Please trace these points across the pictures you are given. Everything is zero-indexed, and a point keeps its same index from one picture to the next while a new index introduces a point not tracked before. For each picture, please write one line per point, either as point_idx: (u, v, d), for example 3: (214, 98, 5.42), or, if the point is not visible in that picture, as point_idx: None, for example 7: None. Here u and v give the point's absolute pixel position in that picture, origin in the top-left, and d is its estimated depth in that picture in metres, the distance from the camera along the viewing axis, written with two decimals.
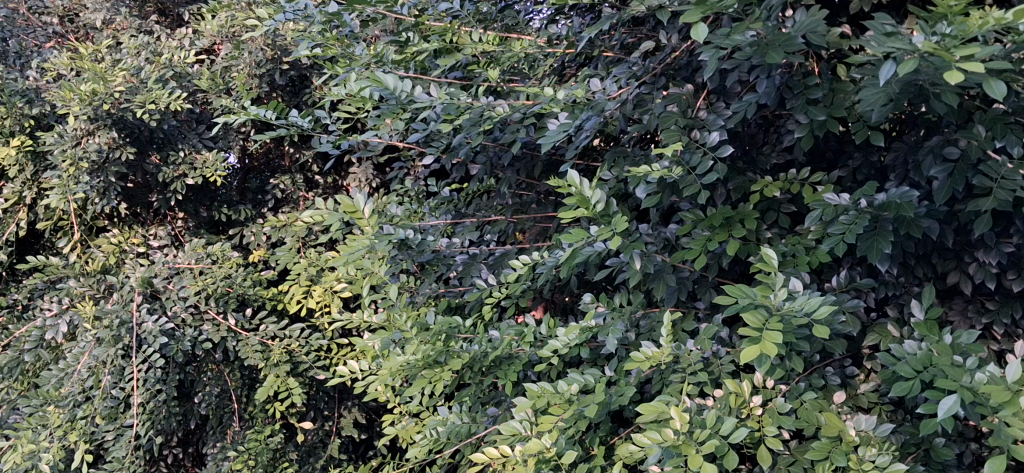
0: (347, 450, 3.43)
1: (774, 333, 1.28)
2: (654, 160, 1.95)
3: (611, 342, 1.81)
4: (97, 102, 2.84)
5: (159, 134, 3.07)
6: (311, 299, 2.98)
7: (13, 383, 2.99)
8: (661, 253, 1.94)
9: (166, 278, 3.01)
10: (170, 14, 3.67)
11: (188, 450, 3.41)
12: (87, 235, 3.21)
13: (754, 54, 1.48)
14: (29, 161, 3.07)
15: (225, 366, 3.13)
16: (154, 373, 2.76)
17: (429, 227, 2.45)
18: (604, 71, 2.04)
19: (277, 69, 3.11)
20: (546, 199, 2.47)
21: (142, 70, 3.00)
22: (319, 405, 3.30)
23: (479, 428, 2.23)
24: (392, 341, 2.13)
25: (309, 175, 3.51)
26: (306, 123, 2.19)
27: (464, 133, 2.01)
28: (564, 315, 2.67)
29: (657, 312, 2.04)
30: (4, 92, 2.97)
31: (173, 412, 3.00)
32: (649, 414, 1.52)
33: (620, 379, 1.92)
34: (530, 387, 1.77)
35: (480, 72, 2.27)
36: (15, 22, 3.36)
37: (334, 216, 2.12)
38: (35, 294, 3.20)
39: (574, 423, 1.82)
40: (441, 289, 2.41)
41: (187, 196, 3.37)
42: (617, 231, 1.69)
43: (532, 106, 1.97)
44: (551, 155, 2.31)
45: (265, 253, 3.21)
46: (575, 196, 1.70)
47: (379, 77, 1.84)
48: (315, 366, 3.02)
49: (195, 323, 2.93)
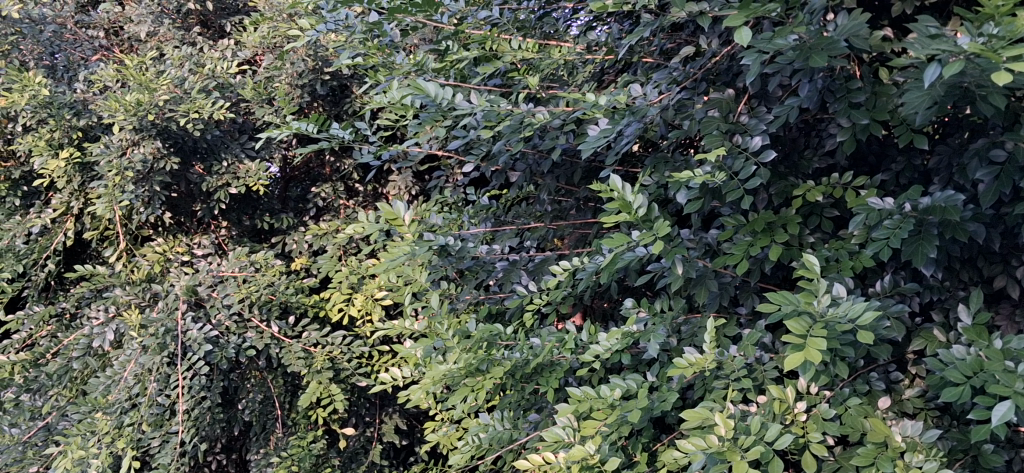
0: (388, 456, 3.45)
1: (819, 339, 1.27)
2: (695, 165, 1.94)
3: (654, 348, 1.81)
4: (142, 112, 2.88)
5: (203, 144, 3.12)
6: (353, 306, 3.00)
7: (63, 390, 3.05)
8: (702, 258, 1.93)
9: (210, 286, 3.05)
10: (212, 26, 3.70)
11: (232, 456, 3.45)
12: (132, 244, 3.27)
13: (797, 58, 1.47)
14: (77, 172, 3.14)
15: (268, 373, 3.17)
16: (199, 380, 2.79)
17: (470, 234, 2.46)
18: (644, 76, 2.04)
19: (319, 80, 3.14)
20: (586, 205, 2.45)
21: (186, 81, 3.05)
22: (360, 411, 3.32)
23: (520, 435, 2.23)
24: (434, 348, 2.14)
25: (350, 184, 3.52)
26: (348, 133, 2.20)
27: (505, 139, 2.02)
28: (604, 321, 2.67)
29: (698, 317, 2.03)
30: (52, 105, 3.01)
31: (217, 419, 3.03)
32: (693, 420, 1.51)
33: (662, 385, 1.91)
34: (572, 392, 1.76)
35: (519, 79, 2.27)
36: (62, 36, 3.41)
37: (375, 225, 2.13)
38: (83, 303, 3.27)
39: (617, 429, 1.82)
40: (482, 295, 2.44)
41: (230, 205, 3.43)
42: (660, 236, 1.69)
43: (572, 112, 1.97)
44: (591, 161, 2.31)
45: (307, 261, 3.24)
46: (617, 201, 1.69)
47: (420, 85, 1.85)
48: (357, 373, 3.04)
49: (239, 330, 2.97)
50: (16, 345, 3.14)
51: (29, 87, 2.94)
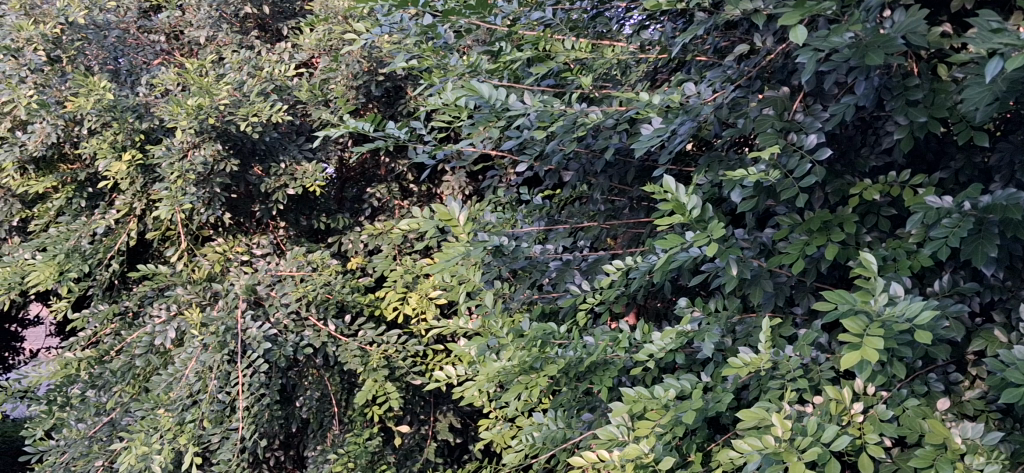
0: (443, 454, 3.47)
1: (875, 339, 1.26)
2: (750, 164, 1.94)
3: (708, 347, 1.81)
4: (202, 116, 2.94)
5: (261, 146, 3.18)
6: (409, 305, 3.03)
7: (126, 387, 3.12)
8: (757, 257, 1.92)
9: (269, 285, 3.10)
10: (270, 29, 3.76)
11: (290, 453, 3.50)
12: (193, 244, 3.35)
13: (853, 56, 1.46)
14: (139, 174, 3.21)
15: (325, 371, 3.21)
16: (258, 377, 2.84)
17: (523, 233, 2.48)
18: (698, 75, 2.03)
19: (374, 81, 3.17)
20: (638, 204, 2.46)
21: (245, 84, 3.10)
22: (415, 409, 3.35)
23: (574, 434, 2.24)
24: (489, 347, 2.16)
25: (404, 184, 3.55)
26: (403, 133, 2.23)
27: (558, 139, 2.03)
28: (659, 321, 2.67)
29: (753, 317, 2.03)
30: (116, 108, 3.07)
31: (276, 415, 3.09)
32: (749, 420, 1.51)
33: (717, 385, 1.91)
34: (626, 391, 1.77)
35: (573, 79, 2.28)
36: (126, 41, 3.49)
37: (430, 224, 2.16)
38: (145, 302, 3.34)
39: (671, 429, 1.83)
40: (535, 295, 2.45)
41: (288, 206, 3.48)
42: (714, 235, 1.70)
43: (625, 111, 1.98)
44: (644, 160, 2.31)
45: (363, 261, 3.27)
46: (671, 201, 1.70)
47: (474, 86, 1.87)
48: (412, 372, 3.07)
49: (297, 329, 3.02)
50: (82, 342, 3.24)
51: (94, 92, 3.02)
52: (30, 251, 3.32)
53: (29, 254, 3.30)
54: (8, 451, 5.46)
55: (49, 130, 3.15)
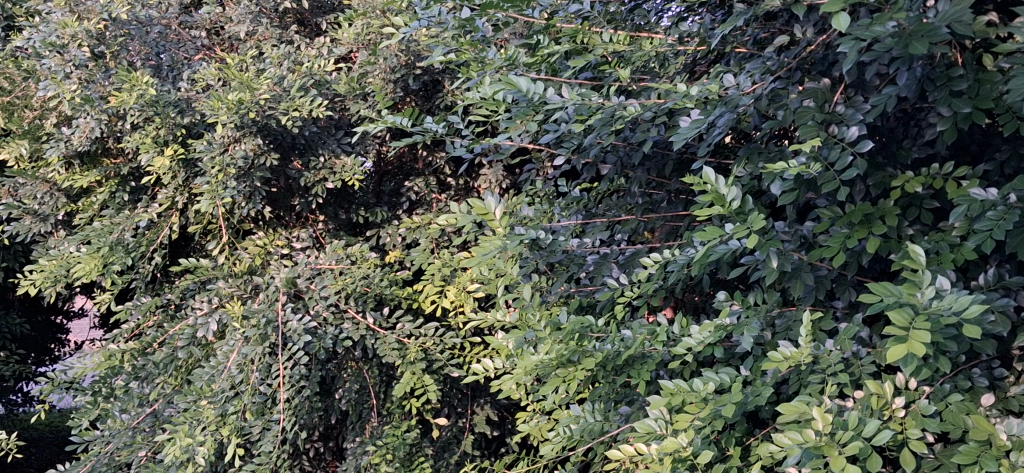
0: (480, 447, 3.48)
1: (922, 333, 1.24)
2: (790, 156, 1.92)
3: (748, 341, 1.80)
4: (243, 110, 2.97)
5: (301, 140, 3.20)
6: (447, 298, 3.03)
7: (169, 378, 3.17)
8: (797, 250, 1.91)
9: (309, 278, 3.12)
10: (309, 23, 3.77)
11: (329, 444, 3.53)
12: (234, 238, 3.39)
13: (895, 46, 1.44)
14: (182, 168, 3.25)
15: (364, 364, 3.23)
16: (298, 370, 2.87)
17: (560, 226, 2.48)
18: (737, 67, 2.02)
19: (412, 75, 3.18)
20: (677, 197, 2.44)
21: (285, 78, 3.12)
22: (453, 402, 3.37)
23: (611, 427, 2.24)
24: (526, 340, 2.16)
25: (442, 178, 3.55)
26: (441, 127, 2.24)
27: (596, 132, 2.02)
28: (697, 315, 2.65)
29: (793, 310, 2.02)
30: (158, 103, 3.13)
31: (315, 407, 3.11)
32: (789, 414, 1.50)
33: (756, 379, 1.90)
34: (665, 384, 1.76)
35: (610, 72, 2.27)
36: (167, 37, 3.52)
37: (468, 218, 2.16)
38: (187, 295, 3.38)
39: (710, 423, 1.82)
40: (573, 288, 2.45)
41: (327, 200, 3.50)
42: (754, 228, 1.68)
43: (663, 104, 1.96)
44: (682, 153, 2.30)
45: (400, 254, 3.29)
46: (711, 194, 1.69)
47: (511, 80, 1.87)
48: (450, 364, 3.08)
49: (336, 321, 3.05)
50: (126, 334, 3.29)
51: (137, 87, 3.05)
52: (75, 244, 3.38)
53: (74, 247, 3.36)
54: (54, 441, 5.55)
55: (93, 124, 3.20)
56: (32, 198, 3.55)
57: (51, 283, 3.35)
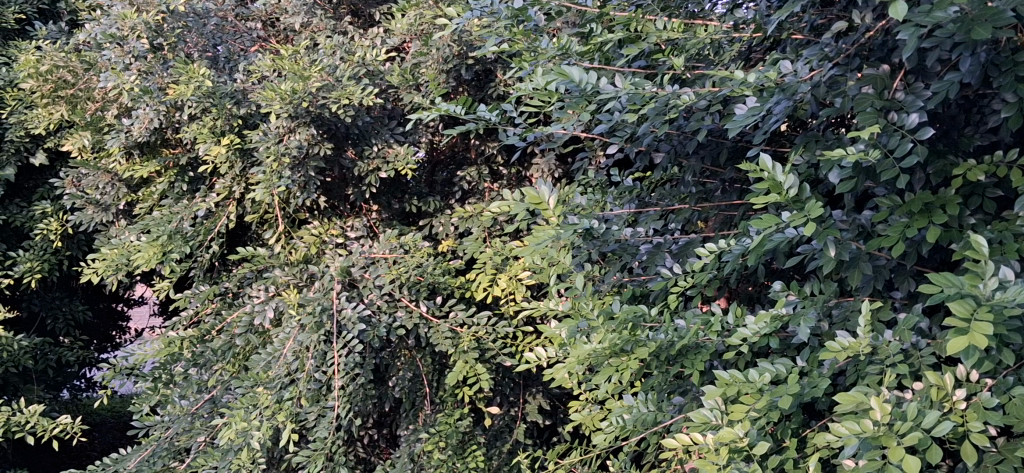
0: (533, 435, 3.49)
1: (984, 324, 1.22)
2: (848, 144, 1.89)
3: (804, 331, 1.78)
4: (296, 100, 2.99)
5: (355, 130, 3.22)
6: (498, 287, 3.04)
7: (226, 365, 3.22)
8: (855, 239, 1.88)
9: (363, 267, 3.15)
10: (363, 15, 3.79)
11: (383, 432, 3.57)
12: (290, 227, 3.43)
13: (958, 31, 1.40)
14: (238, 158, 3.30)
15: (417, 352, 3.26)
16: (353, 357, 2.90)
17: (614, 216, 2.47)
18: (794, 54, 1.99)
19: (464, 65, 3.18)
20: (731, 186, 2.42)
21: (337, 69, 3.14)
22: (505, 391, 3.38)
23: (664, 417, 2.24)
24: (579, 329, 2.16)
25: (495, 167, 3.54)
26: (494, 116, 2.25)
27: (650, 121, 2.01)
28: (751, 304, 2.62)
29: (851, 301, 1.99)
30: (215, 94, 3.18)
31: (369, 395, 3.15)
32: (847, 403, 1.48)
33: (812, 370, 1.88)
34: (720, 374, 1.76)
35: (664, 60, 2.25)
36: (224, 28, 3.55)
37: (520, 207, 2.17)
38: (244, 283, 3.43)
39: (765, 413, 1.80)
40: (626, 278, 2.46)
41: (380, 189, 3.52)
42: (811, 216, 1.66)
43: (718, 92, 1.94)
44: (737, 141, 2.28)
45: (453, 244, 3.30)
46: (767, 182, 1.67)
47: (563, 70, 1.87)
48: (502, 353, 3.09)
49: (390, 310, 3.07)
50: (184, 322, 3.35)
51: (194, 79, 3.09)
52: (135, 234, 3.45)
53: (135, 236, 3.43)
54: (116, 425, 5.69)
55: (152, 115, 3.25)
56: (95, 188, 3.63)
57: (113, 271, 3.40)
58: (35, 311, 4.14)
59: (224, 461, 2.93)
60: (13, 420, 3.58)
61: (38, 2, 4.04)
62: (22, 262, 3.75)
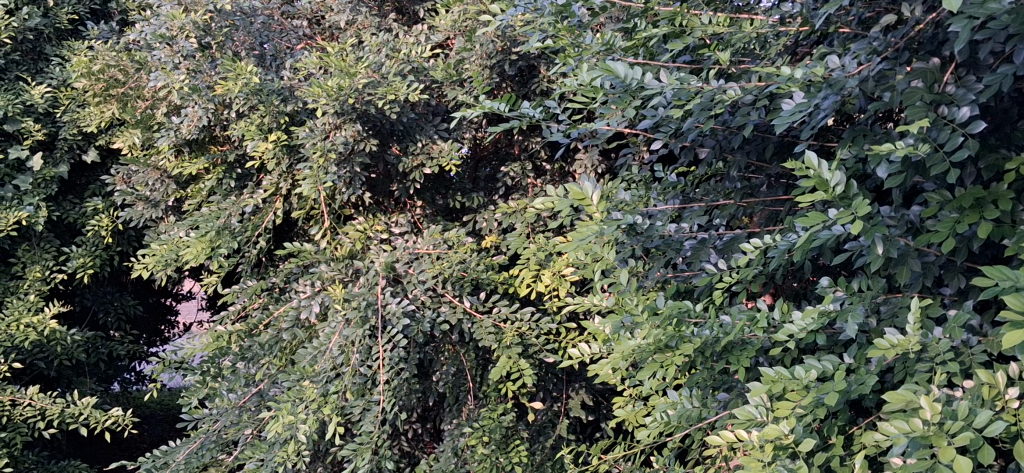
0: (575, 431, 3.48)
1: None
2: (897, 138, 1.87)
3: (851, 328, 1.76)
4: (343, 97, 3.02)
5: (399, 127, 3.24)
6: (542, 283, 3.04)
7: (273, 359, 3.26)
8: (904, 235, 1.86)
9: (407, 263, 3.17)
10: (407, 12, 3.80)
11: (427, 426, 3.59)
12: (336, 223, 3.46)
13: (1013, 22, 1.38)
14: (285, 155, 3.34)
15: (461, 347, 3.27)
16: (398, 352, 2.92)
17: (658, 212, 2.46)
18: (841, 48, 1.97)
19: (508, 60, 3.18)
20: (777, 181, 2.40)
21: (383, 66, 3.15)
22: (548, 386, 3.38)
23: (709, 414, 2.23)
24: (623, 325, 2.16)
25: (538, 163, 3.54)
26: (538, 113, 2.29)
27: (695, 117, 2.00)
28: (796, 300, 2.60)
29: (900, 297, 1.97)
30: (262, 91, 3.21)
31: (414, 389, 3.17)
32: (896, 402, 1.46)
33: (860, 367, 1.86)
34: (766, 371, 1.75)
35: (710, 55, 2.24)
36: (271, 26, 3.58)
37: (564, 203, 2.17)
38: (291, 279, 3.47)
39: (811, 410, 1.79)
40: (670, 274, 2.45)
41: (425, 185, 3.54)
42: (859, 212, 1.65)
43: (765, 87, 1.93)
44: (784, 136, 2.26)
45: (496, 239, 3.31)
46: (814, 180, 1.66)
47: (607, 66, 1.87)
48: (546, 349, 3.09)
49: (434, 305, 3.09)
50: (232, 317, 3.40)
51: (242, 76, 3.13)
52: (184, 230, 3.51)
53: (184, 232, 3.48)
54: (165, 418, 5.78)
55: (200, 113, 3.32)
56: (145, 185, 3.70)
57: (162, 266, 3.46)
58: (87, 305, 4.21)
59: (271, 453, 2.97)
60: (67, 412, 3.65)
61: (90, 2, 4.12)
62: (74, 258, 3.81)
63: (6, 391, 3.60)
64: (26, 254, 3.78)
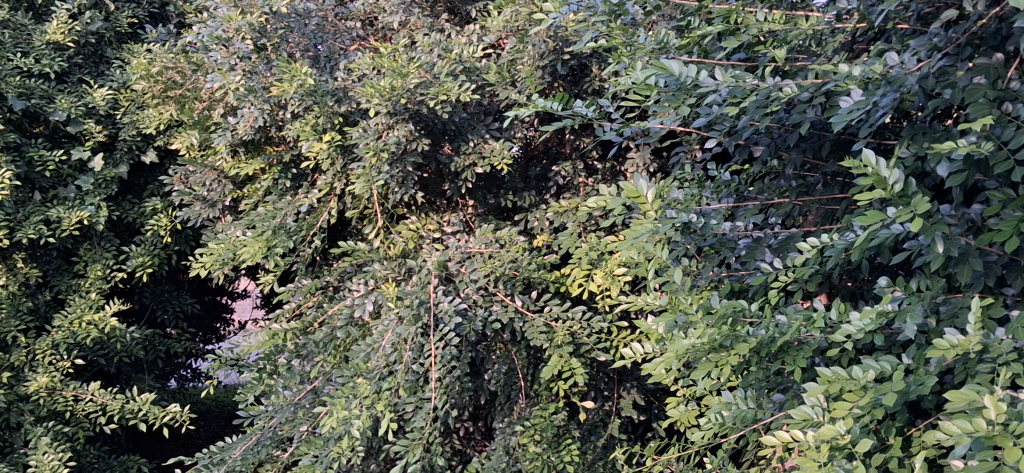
0: (626, 431, 3.47)
1: None
2: (958, 135, 1.85)
3: (910, 328, 1.74)
4: (395, 98, 3.05)
5: (451, 126, 3.26)
6: (594, 282, 3.04)
7: (328, 357, 3.29)
8: (964, 235, 1.83)
9: (460, 262, 3.19)
10: (459, 13, 3.81)
11: (479, 424, 3.61)
12: (389, 222, 3.50)
13: None
14: (339, 155, 3.38)
15: (512, 346, 3.28)
16: (450, 350, 2.94)
17: (712, 210, 2.45)
18: (900, 44, 1.94)
19: (560, 60, 3.17)
20: (833, 180, 2.38)
21: (435, 66, 3.17)
22: (599, 385, 3.37)
23: (764, 414, 2.21)
24: (677, 324, 2.15)
25: (589, 162, 3.53)
26: (591, 112, 2.29)
27: (750, 114, 1.99)
28: (852, 299, 2.57)
29: (960, 297, 1.93)
30: (317, 92, 3.25)
31: (466, 387, 3.19)
32: (958, 400, 1.43)
33: (918, 368, 1.84)
34: (822, 371, 1.73)
35: (765, 53, 2.22)
36: (325, 28, 3.61)
37: (617, 202, 2.17)
38: (345, 277, 3.51)
39: (869, 411, 1.77)
40: (724, 273, 2.44)
41: (477, 184, 3.55)
42: (918, 211, 1.63)
43: (821, 84, 1.91)
44: (841, 134, 2.23)
45: (548, 239, 3.32)
46: (872, 178, 1.65)
47: (661, 63, 1.87)
48: (597, 347, 3.08)
49: (485, 304, 3.10)
50: (287, 314, 3.44)
51: (297, 78, 3.17)
52: (241, 229, 3.56)
53: (241, 232, 3.54)
54: (222, 415, 5.87)
55: (256, 114, 3.37)
56: (203, 185, 3.77)
57: (219, 265, 3.52)
58: (145, 304, 4.30)
59: (325, 449, 3.00)
60: (127, 408, 3.73)
61: (149, 6, 4.20)
62: (134, 257, 3.88)
63: (69, 386, 3.70)
64: (88, 253, 3.86)
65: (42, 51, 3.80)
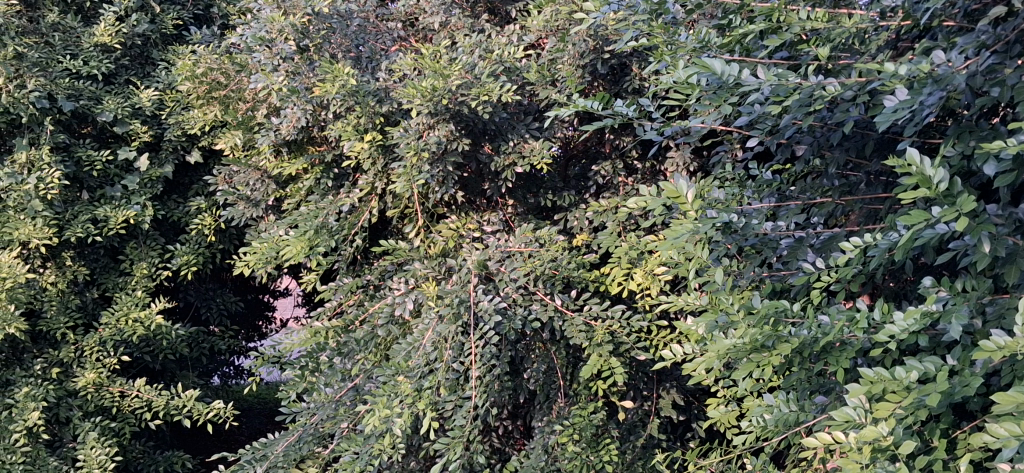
0: (665, 430, 3.46)
1: None
2: (1005, 134, 1.83)
3: (956, 329, 1.72)
4: (436, 98, 3.07)
5: (491, 126, 3.28)
6: (634, 281, 3.04)
7: (369, 355, 3.32)
8: (1011, 234, 1.81)
9: (499, 261, 3.20)
10: (500, 12, 3.81)
11: (518, 422, 3.62)
12: (430, 221, 3.52)
13: None
14: (380, 154, 3.41)
15: (552, 345, 3.29)
16: (489, 348, 2.95)
17: (753, 210, 2.44)
18: (946, 42, 1.92)
19: (600, 59, 3.17)
20: (876, 179, 2.36)
21: (476, 66, 3.18)
22: (639, 385, 3.36)
23: (806, 416, 2.20)
24: (718, 324, 2.14)
25: (629, 162, 3.52)
26: (631, 111, 2.29)
27: (793, 113, 1.97)
28: (896, 300, 2.55)
29: (1006, 298, 1.91)
30: (359, 93, 3.28)
31: (505, 386, 3.19)
32: (1005, 402, 1.41)
33: (964, 369, 1.81)
34: (865, 372, 1.71)
35: (808, 51, 2.21)
36: (366, 29, 3.64)
37: (657, 202, 2.17)
38: (385, 276, 3.54)
39: (913, 412, 1.75)
40: (766, 273, 2.43)
41: (517, 183, 3.56)
42: (964, 210, 1.61)
43: (866, 82, 1.89)
44: (885, 133, 2.21)
45: (588, 238, 3.32)
46: (917, 177, 1.63)
47: (702, 62, 1.87)
48: (637, 347, 3.08)
49: (525, 303, 3.11)
50: (329, 312, 3.48)
51: (339, 78, 3.20)
52: (284, 228, 3.61)
53: (283, 231, 3.58)
54: (264, 411, 5.93)
55: (299, 114, 3.41)
56: (247, 185, 3.82)
57: (263, 263, 3.57)
58: (189, 302, 4.36)
59: (365, 446, 3.02)
60: (171, 404, 3.78)
61: (193, 8, 4.26)
62: (179, 255, 3.94)
63: (115, 382, 3.76)
64: (133, 252, 3.91)
65: (90, 53, 3.87)
